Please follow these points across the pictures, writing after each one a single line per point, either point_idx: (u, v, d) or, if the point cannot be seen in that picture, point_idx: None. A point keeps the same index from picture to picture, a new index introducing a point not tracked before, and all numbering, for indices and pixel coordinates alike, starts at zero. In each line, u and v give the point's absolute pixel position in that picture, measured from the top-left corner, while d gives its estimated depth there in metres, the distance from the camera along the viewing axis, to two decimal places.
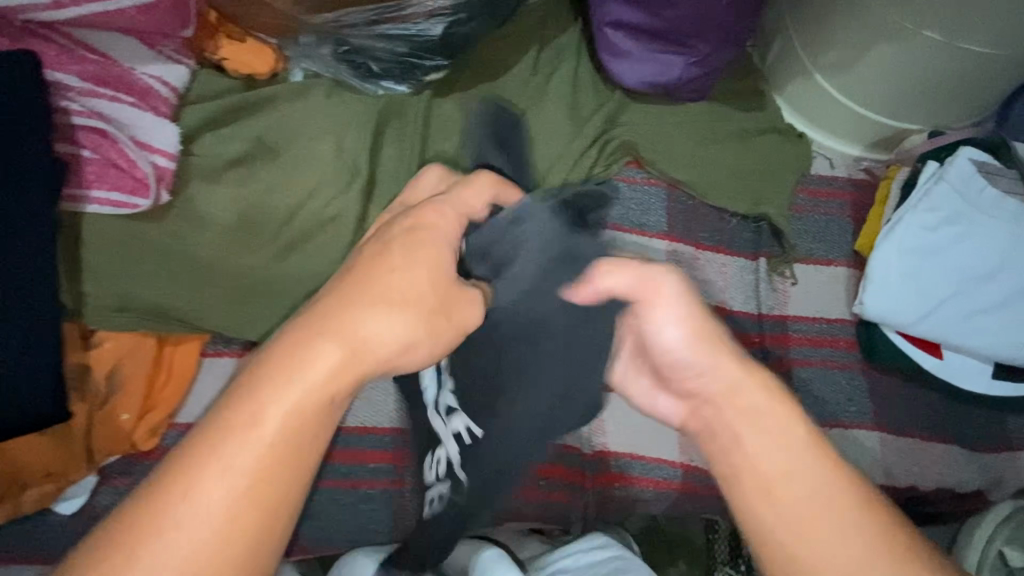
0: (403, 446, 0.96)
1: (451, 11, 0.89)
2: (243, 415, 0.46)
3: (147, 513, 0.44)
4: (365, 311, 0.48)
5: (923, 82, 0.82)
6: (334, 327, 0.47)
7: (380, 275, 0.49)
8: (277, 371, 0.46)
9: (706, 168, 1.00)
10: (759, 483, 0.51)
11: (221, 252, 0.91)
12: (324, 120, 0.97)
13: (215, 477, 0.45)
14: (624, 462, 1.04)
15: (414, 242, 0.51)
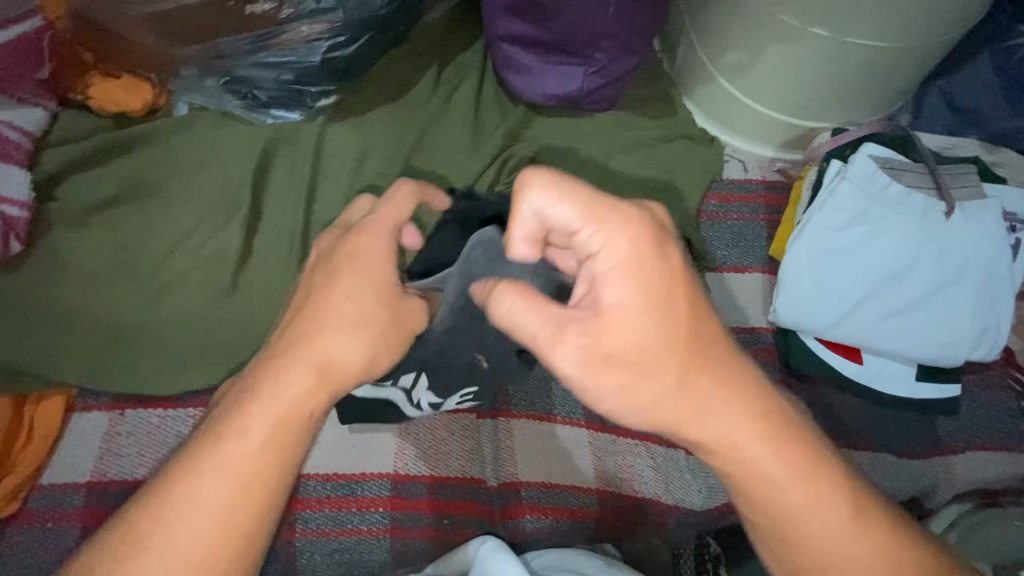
0: (302, 491, 0.75)
1: (329, 35, 0.83)
2: (231, 437, 0.48)
3: (145, 523, 0.46)
4: (326, 333, 0.51)
5: (817, 78, 0.86)
6: (301, 345, 0.51)
7: (323, 303, 0.52)
8: (279, 386, 0.50)
9: (623, 179, 0.94)
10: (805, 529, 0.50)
11: (92, 300, 0.72)
12: (201, 153, 0.84)
13: (209, 479, 0.46)
14: (535, 493, 0.80)
15: (357, 266, 0.53)
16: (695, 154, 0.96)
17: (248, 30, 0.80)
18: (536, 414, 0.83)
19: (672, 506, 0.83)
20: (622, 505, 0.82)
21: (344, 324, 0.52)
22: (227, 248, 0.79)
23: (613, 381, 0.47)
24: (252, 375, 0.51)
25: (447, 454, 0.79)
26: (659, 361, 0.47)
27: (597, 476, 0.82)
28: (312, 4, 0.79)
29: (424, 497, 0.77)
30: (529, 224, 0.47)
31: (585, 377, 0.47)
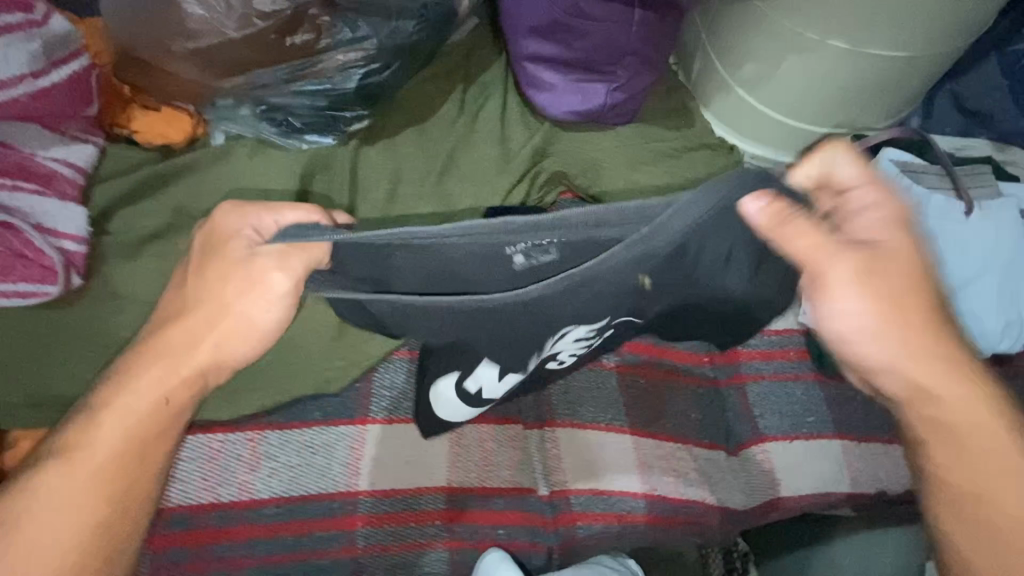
0: (349, 508, 0.76)
1: (363, 63, 0.85)
2: (126, 394, 0.61)
3: (63, 466, 0.59)
4: (232, 310, 0.62)
5: (833, 87, 0.89)
6: (200, 320, 0.62)
7: (208, 288, 0.61)
8: (141, 381, 0.61)
9: (651, 190, 0.96)
10: (954, 491, 0.61)
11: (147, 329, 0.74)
12: (243, 182, 0.86)
13: (81, 451, 0.60)
14: (585, 499, 0.82)
15: (227, 259, 0.61)
16: (716, 165, 1.00)
17: (284, 61, 0.82)
18: (580, 423, 0.85)
19: (716, 507, 0.85)
20: (669, 508, 0.84)
21: (180, 323, 0.63)
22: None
23: (855, 301, 0.57)
24: (148, 344, 0.62)
25: (498, 465, 0.81)
26: (907, 317, 0.58)
27: (644, 481, 0.84)
28: (348, 33, 0.82)
29: (479, 510, 0.79)
30: (818, 167, 0.57)
31: (851, 297, 0.57)
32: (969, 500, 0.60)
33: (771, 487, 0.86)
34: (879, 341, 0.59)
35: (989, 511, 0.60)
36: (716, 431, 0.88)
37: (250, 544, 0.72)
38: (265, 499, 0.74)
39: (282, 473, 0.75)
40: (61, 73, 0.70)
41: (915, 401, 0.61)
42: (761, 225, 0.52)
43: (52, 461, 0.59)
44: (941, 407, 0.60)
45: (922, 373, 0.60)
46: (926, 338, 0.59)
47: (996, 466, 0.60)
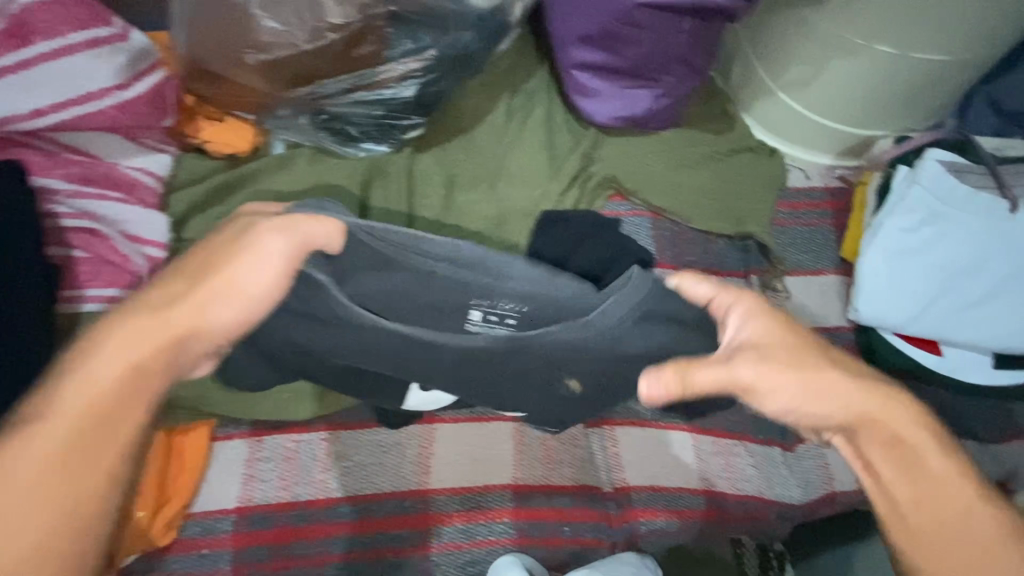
0: (420, 507, 0.77)
1: (422, 72, 0.88)
2: (76, 374, 0.48)
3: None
4: (230, 269, 0.54)
5: (877, 90, 0.92)
6: (187, 280, 0.54)
7: (205, 257, 0.55)
8: (99, 349, 0.49)
9: (699, 193, 0.99)
10: (907, 531, 0.54)
11: None
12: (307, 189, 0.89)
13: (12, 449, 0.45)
14: (645, 495, 0.84)
15: (238, 231, 0.58)
16: (761, 166, 1.02)
17: (347, 71, 0.84)
18: (638, 420, 0.87)
19: (772, 501, 0.87)
20: (726, 504, 0.86)
21: (162, 285, 0.54)
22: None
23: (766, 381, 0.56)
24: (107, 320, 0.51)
25: (561, 462, 0.83)
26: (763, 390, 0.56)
27: (702, 477, 0.86)
28: (410, 44, 0.84)
29: (546, 505, 0.81)
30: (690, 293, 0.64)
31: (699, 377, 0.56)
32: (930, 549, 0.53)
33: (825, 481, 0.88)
34: (792, 402, 0.56)
35: (951, 548, 0.52)
36: (770, 427, 0.90)
37: (327, 543, 0.73)
38: (342, 498, 0.75)
39: (353, 472, 0.76)
40: (144, 84, 0.73)
41: (861, 439, 0.57)
42: (669, 397, 0.56)
43: None
44: (889, 445, 0.56)
45: (860, 407, 0.56)
46: (830, 399, 0.56)
47: (958, 504, 0.53)
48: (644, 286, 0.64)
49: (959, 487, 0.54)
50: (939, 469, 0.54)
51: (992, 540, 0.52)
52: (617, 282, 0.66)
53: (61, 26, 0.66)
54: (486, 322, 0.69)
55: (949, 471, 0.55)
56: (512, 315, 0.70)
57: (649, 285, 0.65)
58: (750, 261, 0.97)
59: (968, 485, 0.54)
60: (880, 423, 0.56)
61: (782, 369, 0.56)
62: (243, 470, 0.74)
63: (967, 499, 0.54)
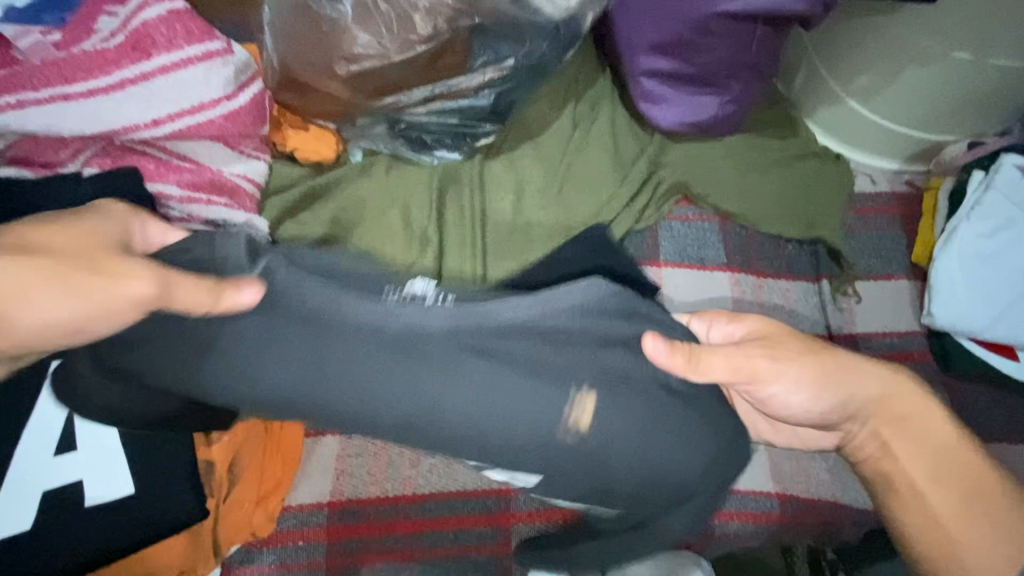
0: (504, 506, 0.79)
1: (499, 82, 0.90)
2: None
3: None
4: (40, 294, 0.50)
5: (949, 95, 0.92)
6: (22, 298, 0.50)
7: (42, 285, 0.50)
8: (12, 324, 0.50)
9: (766, 198, 0.99)
10: (916, 517, 0.62)
11: None
12: (388, 195, 0.92)
13: None
14: (722, 497, 0.84)
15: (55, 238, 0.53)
16: (827, 172, 1.02)
17: (430, 81, 0.88)
18: None
19: (847, 507, 0.87)
20: (800, 507, 0.86)
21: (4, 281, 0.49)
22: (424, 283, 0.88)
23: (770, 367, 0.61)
24: None
25: None
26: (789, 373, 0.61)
27: (775, 480, 0.87)
28: (490, 55, 0.87)
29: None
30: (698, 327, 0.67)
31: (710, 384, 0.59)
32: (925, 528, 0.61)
33: None
34: (798, 379, 0.61)
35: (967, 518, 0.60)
36: None
37: (415, 537, 0.76)
38: (429, 494, 0.77)
39: (439, 470, 0.78)
40: (247, 95, 0.77)
41: (885, 430, 0.63)
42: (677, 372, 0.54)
43: None
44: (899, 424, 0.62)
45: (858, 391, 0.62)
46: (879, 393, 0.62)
47: (971, 481, 0.61)
48: (579, 296, 0.51)
49: (969, 459, 0.61)
50: (949, 448, 0.62)
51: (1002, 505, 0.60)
52: (561, 288, 0.52)
53: (178, 39, 0.73)
54: (405, 302, 0.50)
55: (961, 447, 0.62)
56: (444, 297, 0.51)
57: (600, 301, 0.52)
58: (819, 265, 0.98)
59: (975, 458, 0.61)
60: (889, 399, 0.62)
61: (773, 362, 0.61)
62: (334, 464, 0.77)
63: (978, 473, 0.61)
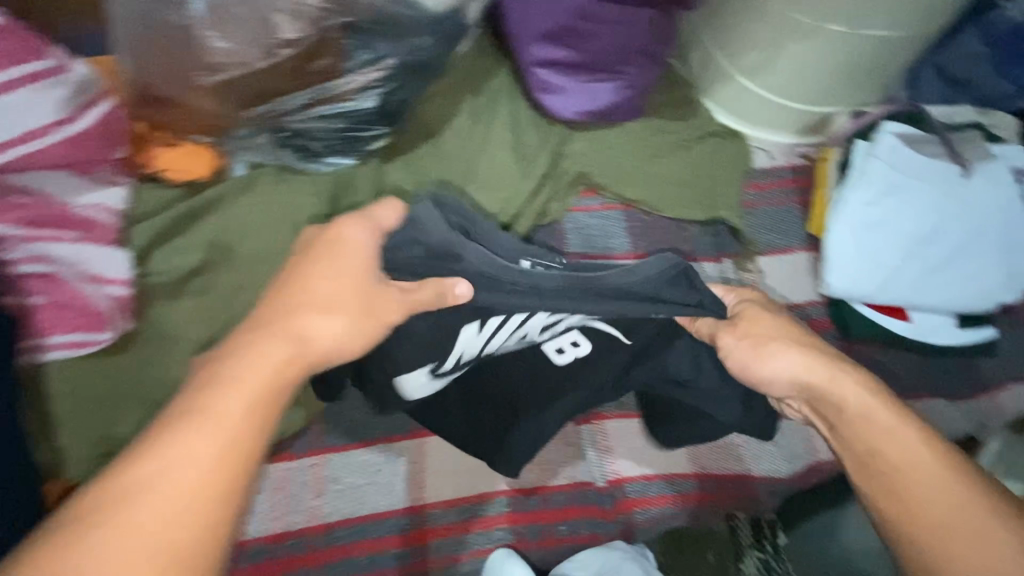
0: (420, 523, 0.77)
1: (382, 83, 0.86)
2: (209, 395, 0.47)
3: (77, 520, 0.41)
4: (309, 316, 0.54)
5: (830, 69, 0.94)
6: (279, 330, 0.52)
7: (305, 282, 0.55)
8: (254, 360, 0.50)
9: (668, 183, 1.00)
10: (903, 526, 0.55)
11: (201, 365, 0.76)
12: (275, 210, 0.87)
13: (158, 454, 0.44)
14: (640, 484, 0.85)
15: (333, 251, 0.56)
16: (726, 151, 1.03)
17: (306, 87, 0.83)
18: (626, 412, 0.89)
19: (761, 477, 0.90)
20: (716, 484, 0.88)
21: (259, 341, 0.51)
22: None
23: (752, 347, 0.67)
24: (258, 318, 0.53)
25: (554, 460, 0.84)
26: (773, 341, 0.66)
27: (691, 461, 0.88)
28: (367, 54, 0.82)
29: (544, 505, 0.82)
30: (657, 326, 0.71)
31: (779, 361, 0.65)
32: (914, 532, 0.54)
33: (808, 451, 0.92)
34: (776, 355, 0.65)
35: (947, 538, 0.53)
36: None
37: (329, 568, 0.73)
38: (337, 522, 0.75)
39: (346, 496, 0.76)
40: (90, 115, 0.78)
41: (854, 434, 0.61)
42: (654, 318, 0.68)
43: (155, 438, 0.45)
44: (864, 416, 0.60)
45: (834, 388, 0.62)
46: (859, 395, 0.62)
47: (927, 481, 0.55)
48: (650, 269, 0.64)
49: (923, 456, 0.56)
50: (910, 445, 0.57)
51: (959, 505, 0.53)
52: (647, 260, 0.65)
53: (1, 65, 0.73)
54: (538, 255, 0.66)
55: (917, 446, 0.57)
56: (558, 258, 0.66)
57: (666, 269, 0.65)
58: (722, 245, 0.99)
59: (950, 476, 0.55)
60: (846, 400, 0.61)
61: (809, 362, 0.64)
62: None
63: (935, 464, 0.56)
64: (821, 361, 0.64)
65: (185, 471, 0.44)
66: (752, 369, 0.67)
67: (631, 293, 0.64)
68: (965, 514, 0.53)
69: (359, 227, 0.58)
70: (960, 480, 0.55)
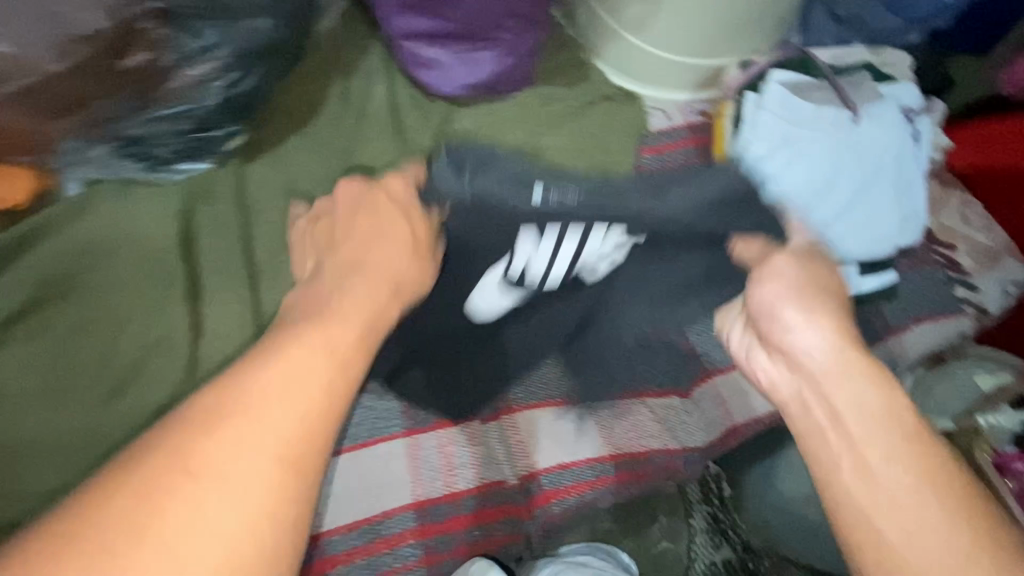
0: (320, 553, 0.74)
1: (221, 73, 0.76)
2: (262, 366, 0.48)
3: (148, 461, 0.42)
4: (394, 251, 0.62)
5: (713, 18, 0.90)
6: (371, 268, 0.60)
7: (373, 248, 0.61)
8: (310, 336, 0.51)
9: (562, 153, 0.93)
10: (868, 506, 0.55)
11: (39, 415, 0.70)
12: (115, 231, 0.78)
13: (255, 408, 0.45)
14: (554, 475, 0.83)
15: (372, 209, 0.65)
16: (621, 115, 0.97)
17: (132, 87, 0.74)
18: (536, 403, 0.85)
19: (680, 450, 0.88)
20: (633, 464, 0.86)
21: (307, 320, 0.54)
22: (175, 324, 0.77)
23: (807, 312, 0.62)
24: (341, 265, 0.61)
25: (461, 466, 0.80)
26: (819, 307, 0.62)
27: (608, 444, 0.85)
28: (194, 43, 0.72)
29: (452, 513, 0.78)
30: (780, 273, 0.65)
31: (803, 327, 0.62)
32: (880, 517, 0.55)
33: (724, 418, 0.90)
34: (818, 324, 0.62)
35: (896, 509, 0.54)
36: (669, 378, 0.89)
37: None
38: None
39: None
40: None
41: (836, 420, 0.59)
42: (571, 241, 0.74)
43: (206, 403, 0.45)
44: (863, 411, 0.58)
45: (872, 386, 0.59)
46: (826, 363, 0.61)
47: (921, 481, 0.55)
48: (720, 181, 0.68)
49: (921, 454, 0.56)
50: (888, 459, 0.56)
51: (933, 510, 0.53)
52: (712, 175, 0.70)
53: None
54: (560, 190, 0.66)
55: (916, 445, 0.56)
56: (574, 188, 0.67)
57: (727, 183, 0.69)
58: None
59: (927, 453, 0.56)
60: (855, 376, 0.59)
61: (807, 314, 0.62)
62: None
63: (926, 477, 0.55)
64: (844, 336, 0.61)
65: (294, 401, 0.47)
66: (781, 318, 0.63)
67: (692, 226, 0.69)
68: (930, 519, 0.53)
69: (398, 186, 0.68)
70: (941, 484, 0.54)
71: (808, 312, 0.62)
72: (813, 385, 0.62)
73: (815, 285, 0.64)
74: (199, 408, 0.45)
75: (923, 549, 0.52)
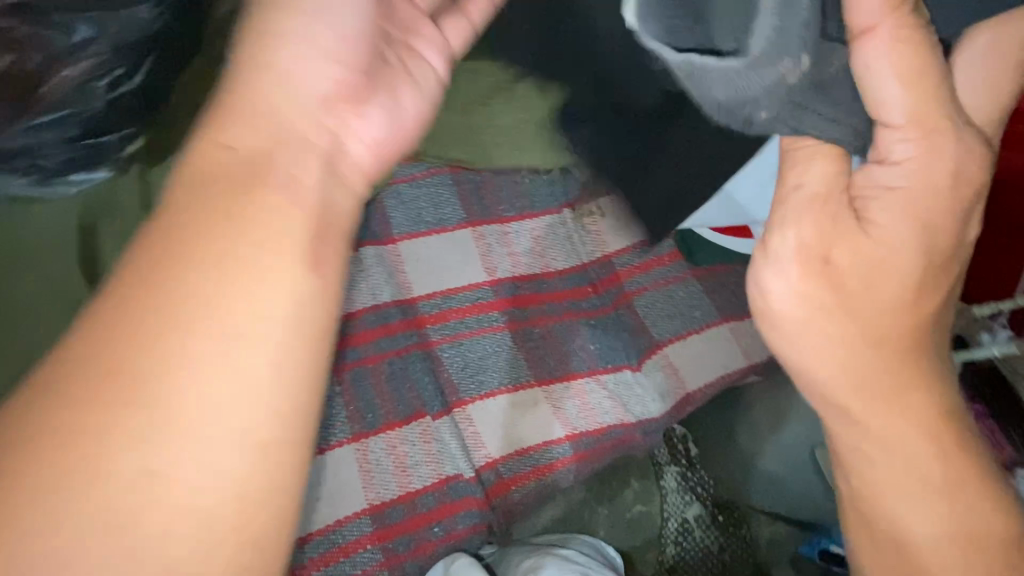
0: None
1: (103, 70, 0.64)
2: (204, 222, 0.36)
3: (71, 379, 0.32)
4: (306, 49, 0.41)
5: None
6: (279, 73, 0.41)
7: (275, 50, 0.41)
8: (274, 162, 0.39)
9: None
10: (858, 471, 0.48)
11: None
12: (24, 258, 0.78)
13: (222, 283, 0.35)
14: (511, 462, 0.82)
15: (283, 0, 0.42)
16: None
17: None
18: (487, 392, 0.83)
19: (635, 423, 0.87)
20: (591, 442, 0.85)
21: (234, 133, 0.39)
22: None
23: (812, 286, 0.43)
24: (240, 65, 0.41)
25: (415, 464, 0.78)
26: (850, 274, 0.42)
27: (563, 425, 0.84)
28: (67, 37, 0.60)
29: (409, 512, 0.77)
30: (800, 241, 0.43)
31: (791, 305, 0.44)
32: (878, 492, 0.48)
33: (676, 386, 0.89)
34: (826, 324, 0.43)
35: (907, 482, 0.47)
36: (619, 353, 0.88)
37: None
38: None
39: None
40: None
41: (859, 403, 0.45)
42: None
43: (125, 282, 0.34)
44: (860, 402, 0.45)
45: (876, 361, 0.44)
46: (877, 315, 0.43)
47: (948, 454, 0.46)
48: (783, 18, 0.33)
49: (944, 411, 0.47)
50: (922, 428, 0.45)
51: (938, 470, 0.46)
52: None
53: None
54: None
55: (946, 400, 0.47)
56: None
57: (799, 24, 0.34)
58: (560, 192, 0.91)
59: (944, 420, 0.46)
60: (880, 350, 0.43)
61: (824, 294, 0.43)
62: None
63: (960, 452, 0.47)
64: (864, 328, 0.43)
65: (284, 276, 0.36)
66: (776, 306, 0.45)
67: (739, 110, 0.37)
68: (942, 502, 0.47)
69: None
70: (951, 450, 0.46)
71: (806, 276, 0.43)
72: (842, 376, 0.45)
73: (840, 250, 0.42)
74: (145, 300, 0.34)
75: (921, 514, 0.47)
